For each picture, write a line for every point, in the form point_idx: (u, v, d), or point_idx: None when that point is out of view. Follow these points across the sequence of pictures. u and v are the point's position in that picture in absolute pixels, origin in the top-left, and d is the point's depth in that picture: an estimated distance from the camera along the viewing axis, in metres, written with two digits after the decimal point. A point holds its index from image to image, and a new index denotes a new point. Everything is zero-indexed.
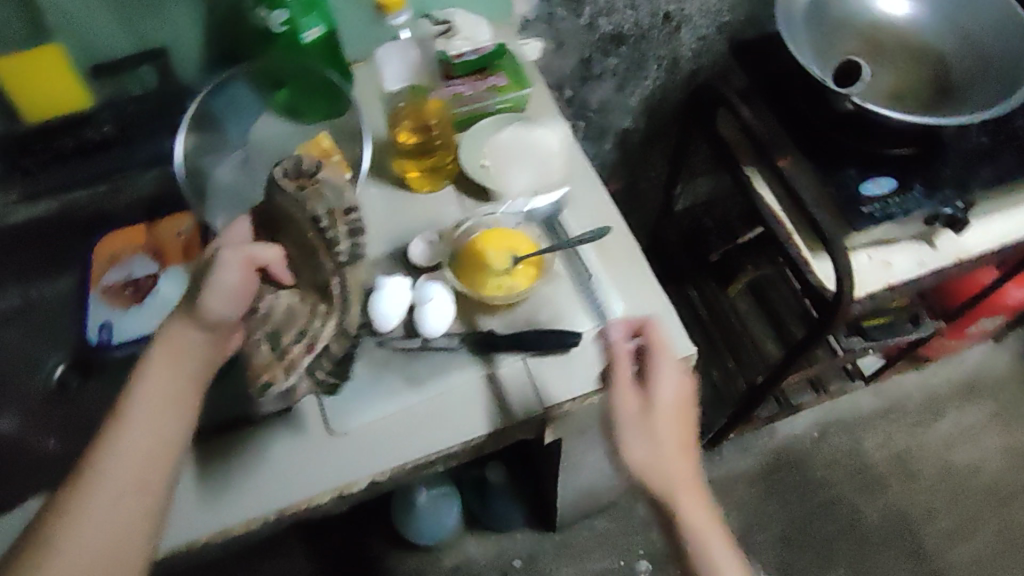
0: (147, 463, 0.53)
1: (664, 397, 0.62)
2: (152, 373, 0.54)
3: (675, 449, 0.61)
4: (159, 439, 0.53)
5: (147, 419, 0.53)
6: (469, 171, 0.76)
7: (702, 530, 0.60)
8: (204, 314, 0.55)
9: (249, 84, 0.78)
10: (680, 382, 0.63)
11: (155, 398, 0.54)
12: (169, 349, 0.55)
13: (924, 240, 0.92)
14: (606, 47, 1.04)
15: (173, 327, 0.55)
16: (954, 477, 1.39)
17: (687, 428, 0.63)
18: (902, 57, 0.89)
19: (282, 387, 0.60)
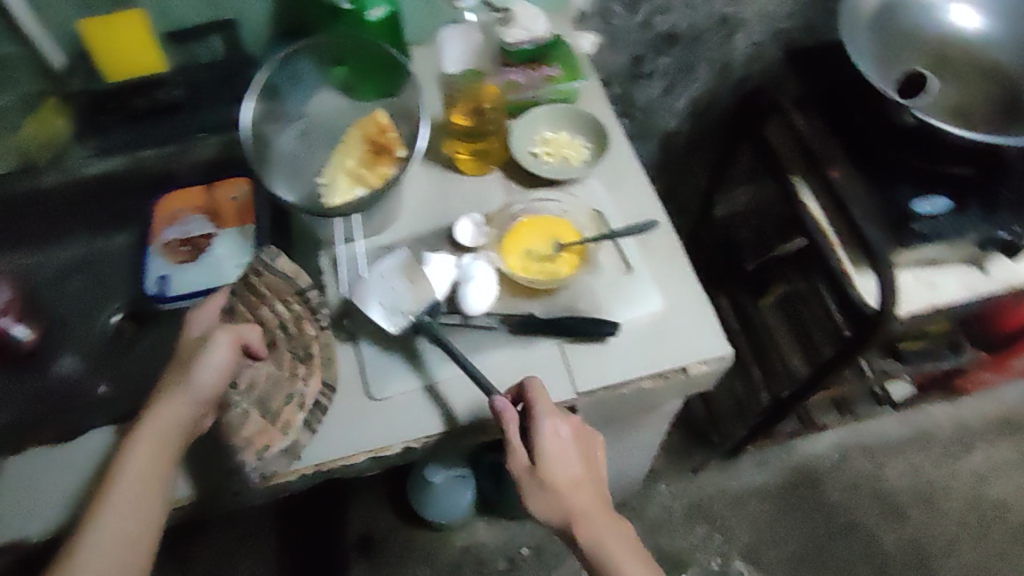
0: (132, 522, 0.56)
1: (554, 447, 0.61)
2: (140, 440, 0.59)
3: (573, 490, 0.62)
4: (145, 498, 0.57)
5: (134, 481, 0.57)
6: (519, 158, 0.77)
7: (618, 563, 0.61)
8: (195, 384, 0.60)
9: (311, 58, 0.79)
10: (567, 427, 0.62)
11: (143, 461, 0.58)
12: (154, 430, 0.59)
13: (974, 264, 0.90)
14: (659, 46, 1.04)
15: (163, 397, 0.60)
16: (981, 513, 1.35)
17: (585, 464, 0.63)
18: (967, 74, 0.88)
19: (281, 447, 0.63)
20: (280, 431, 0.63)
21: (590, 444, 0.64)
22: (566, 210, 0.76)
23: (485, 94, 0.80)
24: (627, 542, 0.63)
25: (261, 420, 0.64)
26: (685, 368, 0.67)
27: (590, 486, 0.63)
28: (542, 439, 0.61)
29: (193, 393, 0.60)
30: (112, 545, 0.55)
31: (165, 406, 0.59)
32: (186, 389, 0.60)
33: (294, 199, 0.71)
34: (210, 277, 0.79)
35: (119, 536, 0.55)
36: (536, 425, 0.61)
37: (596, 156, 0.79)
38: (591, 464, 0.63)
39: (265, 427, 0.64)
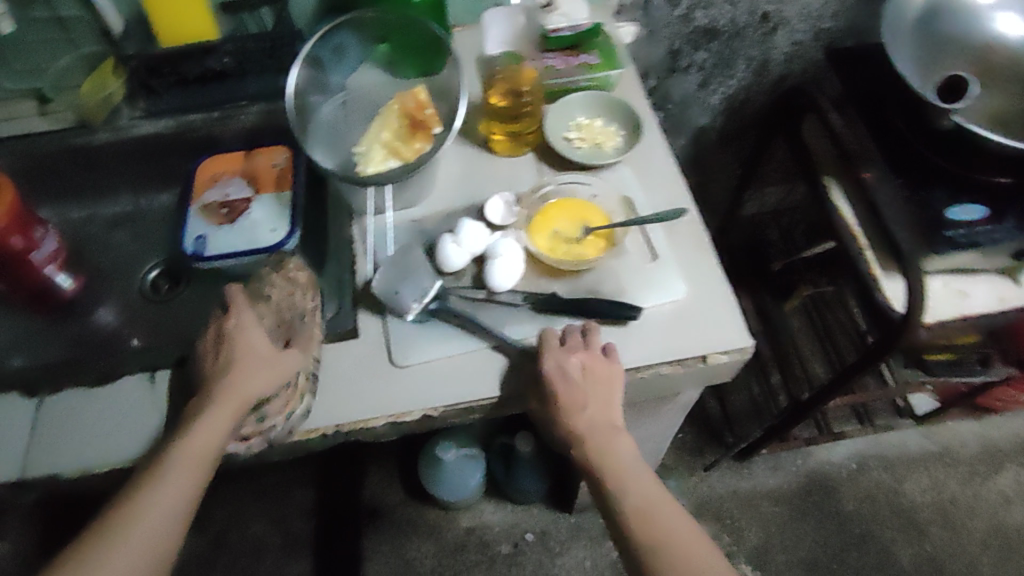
0: (163, 529, 0.56)
1: (558, 378, 0.64)
2: (185, 448, 0.57)
3: (576, 411, 0.65)
4: (181, 507, 0.57)
5: (172, 491, 0.56)
6: (553, 141, 0.79)
7: (615, 471, 0.64)
8: (267, 370, 0.61)
9: (355, 34, 0.81)
10: (573, 361, 0.64)
11: (185, 472, 0.57)
12: (228, 405, 0.59)
13: (1006, 275, 0.88)
14: (698, 40, 1.04)
15: (214, 406, 0.59)
16: (1004, 536, 1.32)
17: (593, 391, 0.65)
18: (1012, 83, 0.86)
19: (304, 408, 0.65)
20: (300, 397, 0.65)
21: (605, 380, 0.64)
22: (596, 195, 0.76)
23: (523, 78, 0.81)
24: (629, 454, 0.66)
25: (285, 390, 0.64)
26: (704, 357, 0.67)
27: (597, 410, 0.65)
28: (545, 370, 0.64)
29: (244, 407, 0.60)
30: (138, 554, 0.54)
31: (216, 418, 0.58)
32: (238, 401, 0.60)
33: (331, 166, 0.73)
34: (246, 240, 0.81)
35: (147, 542, 0.55)
36: (541, 355, 0.65)
37: (629, 144, 0.80)
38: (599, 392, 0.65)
39: (287, 396, 0.64)
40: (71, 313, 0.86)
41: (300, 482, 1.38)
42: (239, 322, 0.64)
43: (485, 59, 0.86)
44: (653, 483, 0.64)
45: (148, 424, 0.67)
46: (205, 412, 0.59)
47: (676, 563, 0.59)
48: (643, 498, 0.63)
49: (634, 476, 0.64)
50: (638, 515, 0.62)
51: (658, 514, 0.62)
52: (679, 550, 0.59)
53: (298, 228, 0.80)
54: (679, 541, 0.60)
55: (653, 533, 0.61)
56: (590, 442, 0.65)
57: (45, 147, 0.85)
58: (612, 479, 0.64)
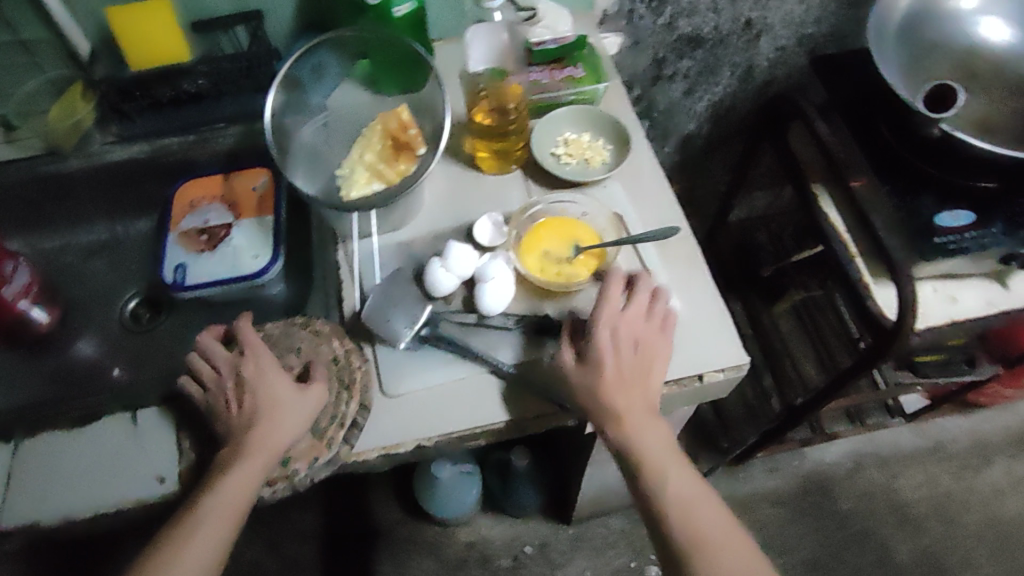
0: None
1: (608, 348, 0.63)
2: (213, 500, 0.58)
3: (619, 389, 0.63)
4: (210, 558, 0.58)
5: (204, 540, 0.58)
6: (540, 159, 0.78)
7: (652, 461, 0.62)
8: (284, 420, 0.61)
9: (335, 53, 0.79)
10: (627, 330, 0.64)
11: (214, 523, 0.58)
12: (253, 457, 0.60)
13: (996, 280, 0.89)
14: (682, 48, 1.05)
15: (242, 459, 0.59)
16: (997, 528, 1.33)
17: (642, 369, 0.64)
18: (996, 88, 0.86)
19: (329, 458, 0.62)
20: (325, 445, 0.63)
21: (652, 359, 0.64)
22: (586, 213, 0.75)
23: (507, 95, 0.77)
24: (665, 440, 0.63)
25: (309, 437, 0.63)
26: (701, 376, 0.67)
27: (642, 386, 0.63)
28: (597, 340, 0.64)
29: (271, 456, 0.60)
30: None
31: (242, 474, 0.59)
32: (264, 454, 0.60)
33: (313, 193, 0.70)
34: (228, 268, 0.80)
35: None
36: (592, 326, 0.64)
37: (617, 159, 0.79)
38: (649, 371, 0.64)
39: (314, 443, 0.63)
40: (47, 349, 0.83)
41: (294, 504, 1.36)
42: (257, 365, 0.63)
43: (467, 75, 0.83)
44: (690, 476, 0.64)
45: (131, 466, 0.63)
46: (233, 464, 0.59)
47: (713, 560, 0.59)
48: (682, 491, 0.62)
49: (670, 467, 0.63)
50: (676, 509, 0.61)
51: (694, 510, 0.61)
52: (716, 547, 0.60)
53: (281, 253, 0.80)
54: (714, 539, 0.60)
55: (690, 528, 0.60)
56: (630, 426, 0.62)
57: (18, 176, 0.83)
58: (650, 470, 0.62)
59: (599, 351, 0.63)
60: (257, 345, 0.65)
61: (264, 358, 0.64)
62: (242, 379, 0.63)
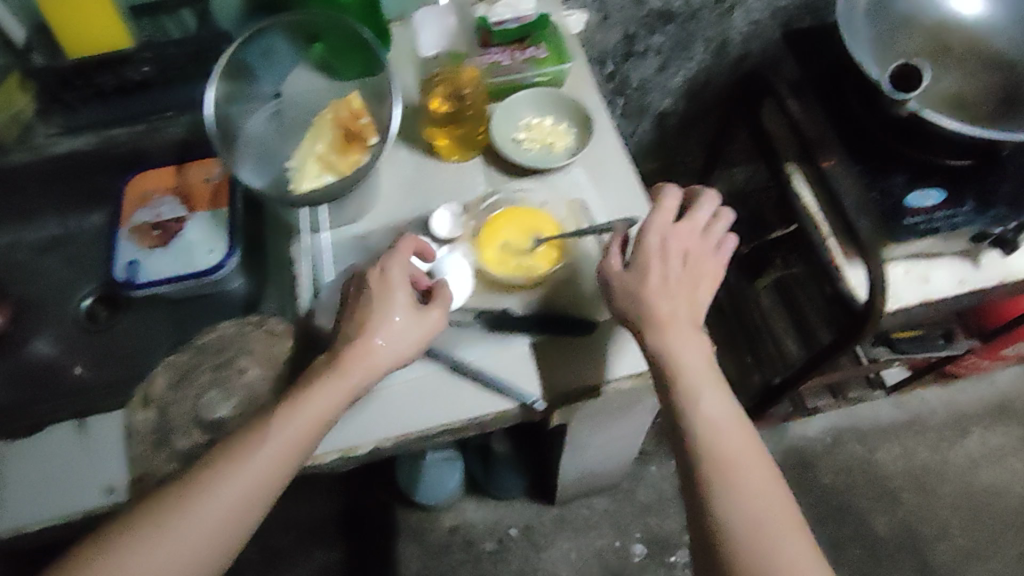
0: (246, 503, 0.54)
1: (654, 252, 0.64)
2: (293, 416, 0.56)
3: (660, 296, 0.62)
4: (280, 472, 0.55)
5: (277, 447, 0.55)
6: (501, 145, 0.75)
7: (687, 378, 0.60)
8: (394, 337, 0.59)
9: (285, 36, 0.75)
10: (676, 240, 0.65)
11: (295, 432, 0.56)
12: (357, 368, 0.58)
13: (968, 257, 0.87)
14: (653, 24, 1.03)
15: (341, 374, 0.57)
16: (974, 498, 1.34)
17: (687, 284, 0.64)
18: (968, 61, 0.86)
19: None
20: None
21: (700, 273, 0.64)
22: (547, 202, 0.73)
23: (464, 78, 0.78)
24: (704, 360, 0.61)
25: None
26: None
27: (683, 297, 0.63)
28: (646, 242, 0.64)
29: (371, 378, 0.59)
30: (231, 506, 0.53)
31: (334, 386, 0.57)
32: (362, 372, 0.58)
33: (261, 185, 0.68)
34: (183, 264, 0.77)
35: (229, 514, 0.53)
36: (643, 229, 0.65)
37: (579, 144, 0.77)
38: (695, 287, 0.64)
39: None
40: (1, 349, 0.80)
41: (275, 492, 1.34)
42: (382, 276, 0.61)
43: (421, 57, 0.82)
44: (726, 403, 0.60)
45: (85, 474, 0.61)
46: (327, 378, 0.57)
47: (734, 484, 0.56)
48: (715, 413, 0.59)
49: (705, 389, 0.60)
50: (705, 428, 0.58)
51: (723, 435, 0.58)
52: (739, 475, 0.56)
53: (237, 247, 0.78)
54: (739, 467, 0.57)
55: (716, 448, 0.57)
56: (668, 332, 0.61)
57: None
58: (683, 385, 0.60)
59: (645, 253, 0.64)
60: (387, 259, 0.62)
61: (391, 271, 0.61)
62: (366, 290, 0.60)
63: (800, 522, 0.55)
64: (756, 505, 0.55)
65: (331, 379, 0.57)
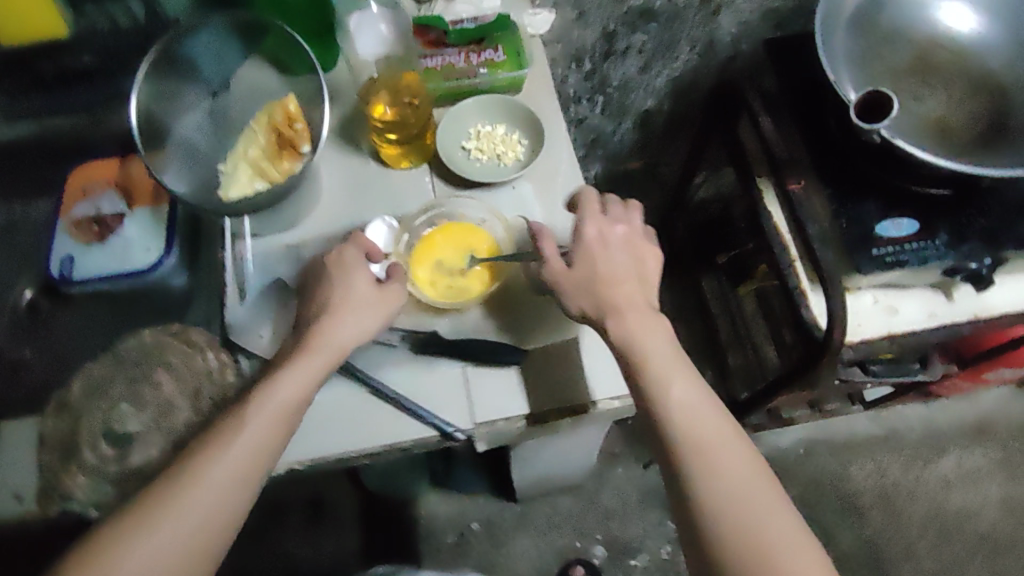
0: (222, 510, 0.51)
1: (596, 245, 0.62)
2: (260, 413, 0.54)
3: (615, 286, 0.61)
4: (261, 458, 0.53)
5: (257, 433, 0.54)
6: (447, 157, 0.73)
7: (653, 363, 0.57)
8: (358, 316, 0.60)
9: (224, 32, 0.72)
10: (616, 234, 0.64)
11: (273, 414, 0.55)
12: (327, 347, 0.58)
13: (940, 290, 0.82)
14: (634, 22, 0.97)
15: (308, 355, 0.58)
16: (947, 521, 1.29)
17: (637, 279, 0.62)
18: (956, 81, 0.81)
19: None
20: None
21: (645, 258, 0.64)
22: (486, 217, 0.70)
23: (406, 82, 0.73)
24: (666, 342, 0.59)
25: None
26: (595, 403, 0.63)
27: (632, 283, 0.61)
28: (586, 237, 0.63)
29: (336, 359, 0.59)
30: (217, 497, 0.51)
31: (304, 367, 0.57)
32: (331, 352, 0.58)
33: (187, 189, 0.66)
34: (118, 262, 0.75)
35: (206, 524, 0.50)
36: (581, 223, 0.63)
37: (530, 156, 0.73)
38: (643, 282, 0.62)
39: None
40: None
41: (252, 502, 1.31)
42: (341, 259, 0.62)
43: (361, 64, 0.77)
44: (697, 385, 0.57)
45: None
46: (297, 359, 0.57)
47: (713, 467, 0.53)
48: (688, 396, 0.56)
49: (672, 371, 0.57)
50: (682, 413, 0.55)
51: (697, 415, 0.55)
52: (719, 458, 0.53)
53: (174, 247, 0.75)
54: (717, 446, 0.54)
55: (691, 431, 0.54)
56: (627, 323, 0.59)
57: None
58: (650, 372, 0.57)
59: (589, 249, 0.62)
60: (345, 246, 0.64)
61: (346, 252, 0.63)
62: (329, 279, 0.61)
63: (782, 496, 0.54)
64: (738, 487, 0.52)
65: (295, 366, 0.57)
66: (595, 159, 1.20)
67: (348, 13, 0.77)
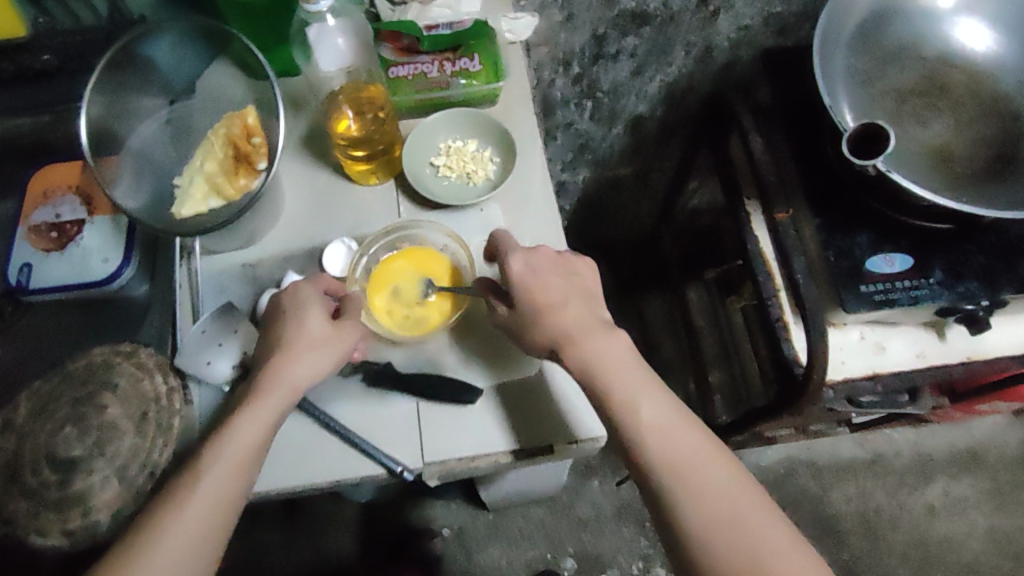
0: (184, 569, 0.51)
1: (543, 276, 0.59)
2: (216, 462, 0.53)
3: (560, 311, 0.58)
4: (221, 513, 0.53)
5: (214, 487, 0.53)
6: (414, 175, 0.70)
7: (621, 391, 0.55)
8: (308, 356, 0.58)
9: (184, 37, 0.68)
10: (545, 258, 0.60)
11: (227, 468, 0.53)
12: (278, 392, 0.56)
13: (932, 329, 0.78)
14: (625, 25, 0.92)
15: (259, 400, 0.56)
16: (928, 549, 1.26)
17: (586, 315, 0.58)
18: (965, 105, 0.76)
19: (131, 514, 0.59)
20: (132, 496, 0.60)
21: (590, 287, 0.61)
22: (449, 243, 0.68)
23: (369, 93, 0.69)
24: (629, 362, 0.57)
25: (114, 485, 0.60)
26: (552, 448, 0.60)
27: (581, 308, 0.59)
28: (514, 269, 0.59)
29: (293, 400, 0.57)
30: (176, 556, 0.51)
31: (256, 414, 0.55)
32: (284, 394, 0.57)
33: (136, 207, 0.63)
34: (76, 272, 0.72)
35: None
36: (507, 254, 0.59)
37: (502, 174, 0.71)
38: (593, 313, 0.59)
39: (118, 493, 0.60)
40: None
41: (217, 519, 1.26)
42: (295, 296, 0.60)
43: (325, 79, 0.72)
44: (666, 401, 0.56)
45: None
46: (248, 406, 0.56)
47: (691, 490, 0.52)
48: (659, 417, 0.55)
49: (642, 392, 0.55)
50: (656, 437, 0.54)
51: (671, 435, 0.54)
52: (699, 479, 0.52)
53: (134, 256, 0.73)
54: (694, 462, 0.53)
55: (665, 456, 0.53)
56: (588, 351, 0.56)
57: None
58: (617, 400, 0.55)
59: (522, 280, 0.58)
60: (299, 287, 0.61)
61: (300, 289, 0.61)
62: (283, 318, 0.59)
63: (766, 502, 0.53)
64: (724, 505, 0.52)
65: (250, 413, 0.55)
66: (584, 164, 1.15)
67: (306, 23, 0.69)
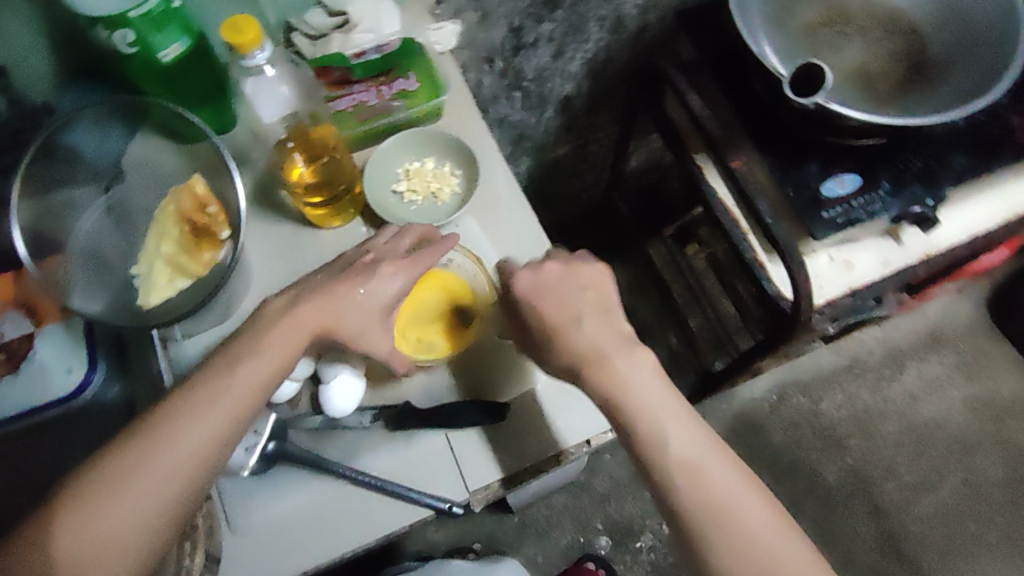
0: (159, 502, 0.46)
1: (554, 282, 0.59)
2: (225, 396, 0.50)
3: (579, 326, 0.57)
4: (211, 449, 0.49)
5: (214, 420, 0.49)
6: (380, 206, 0.68)
7: (646, 416, 0.54)
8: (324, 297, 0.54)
9: (97, 118, 0.63)
10: (551, 272, 0.60)
11: (234, 401, 0.50)
12: (294, 336, 0.53)
13: (888, 235, 0.84)
14: (538, 12, 0.92)
15: (275, 336, 0.53)
16: (918, 432, 1.36)
17: (608, 329, 0.58)
18: (869, 28, 0.81)
19: None
20: None
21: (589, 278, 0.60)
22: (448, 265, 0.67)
23: (319, 135, 0.67)
24: (652, 387, 0.56)
25: None
26: (587, 441, 0.61)
27: (598, 316, 0.58)
28: (527, 282, 0.59)
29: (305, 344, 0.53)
30: (157, 489, 0.47)
31: (273, 353, 0.52)
32: (302, 335, 0.53)
33: (99, 310, 0.59)
34: (36, 392, 0.66)
35: (119, 529, 0.45)
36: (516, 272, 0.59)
37: (468, 187, 0.70)
38: (609, 326, 0.58)
39: None
40: None
41: None
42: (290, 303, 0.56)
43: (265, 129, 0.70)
44: (695, 429, 0.55)
45: None
46: (263, 338, 0.52)
47: (726, 526, 0.51)
48: (688, 448, 0.53)
49: (667, 419, 0.54)
50: (687, 469, 0.52)
51: (705, 469, 0.52)
52: (733, 515, 0.51)
53: (100, 360, 0.68)
54: (726, 502, 0.51)
55: (698, 490, 0.52)
56: (609, 369, 0.56)
57: None
58: (644, 428, 0.54)
59: (535, 293, 0.58)
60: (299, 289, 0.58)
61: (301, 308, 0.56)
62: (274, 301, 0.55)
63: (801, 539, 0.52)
64: (760, 542, 0.50)
65: (264, 346, 0.52)
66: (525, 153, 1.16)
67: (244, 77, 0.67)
